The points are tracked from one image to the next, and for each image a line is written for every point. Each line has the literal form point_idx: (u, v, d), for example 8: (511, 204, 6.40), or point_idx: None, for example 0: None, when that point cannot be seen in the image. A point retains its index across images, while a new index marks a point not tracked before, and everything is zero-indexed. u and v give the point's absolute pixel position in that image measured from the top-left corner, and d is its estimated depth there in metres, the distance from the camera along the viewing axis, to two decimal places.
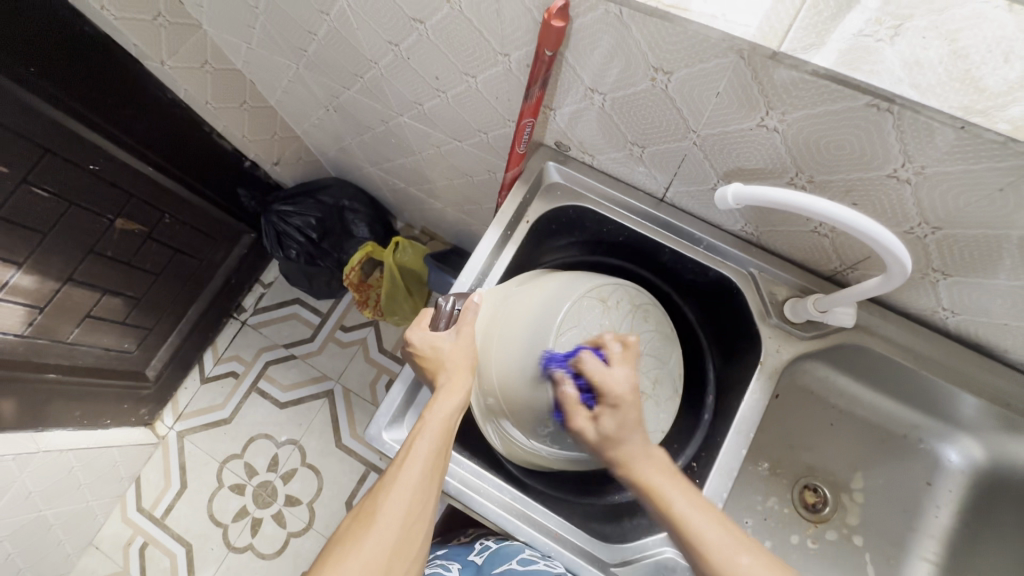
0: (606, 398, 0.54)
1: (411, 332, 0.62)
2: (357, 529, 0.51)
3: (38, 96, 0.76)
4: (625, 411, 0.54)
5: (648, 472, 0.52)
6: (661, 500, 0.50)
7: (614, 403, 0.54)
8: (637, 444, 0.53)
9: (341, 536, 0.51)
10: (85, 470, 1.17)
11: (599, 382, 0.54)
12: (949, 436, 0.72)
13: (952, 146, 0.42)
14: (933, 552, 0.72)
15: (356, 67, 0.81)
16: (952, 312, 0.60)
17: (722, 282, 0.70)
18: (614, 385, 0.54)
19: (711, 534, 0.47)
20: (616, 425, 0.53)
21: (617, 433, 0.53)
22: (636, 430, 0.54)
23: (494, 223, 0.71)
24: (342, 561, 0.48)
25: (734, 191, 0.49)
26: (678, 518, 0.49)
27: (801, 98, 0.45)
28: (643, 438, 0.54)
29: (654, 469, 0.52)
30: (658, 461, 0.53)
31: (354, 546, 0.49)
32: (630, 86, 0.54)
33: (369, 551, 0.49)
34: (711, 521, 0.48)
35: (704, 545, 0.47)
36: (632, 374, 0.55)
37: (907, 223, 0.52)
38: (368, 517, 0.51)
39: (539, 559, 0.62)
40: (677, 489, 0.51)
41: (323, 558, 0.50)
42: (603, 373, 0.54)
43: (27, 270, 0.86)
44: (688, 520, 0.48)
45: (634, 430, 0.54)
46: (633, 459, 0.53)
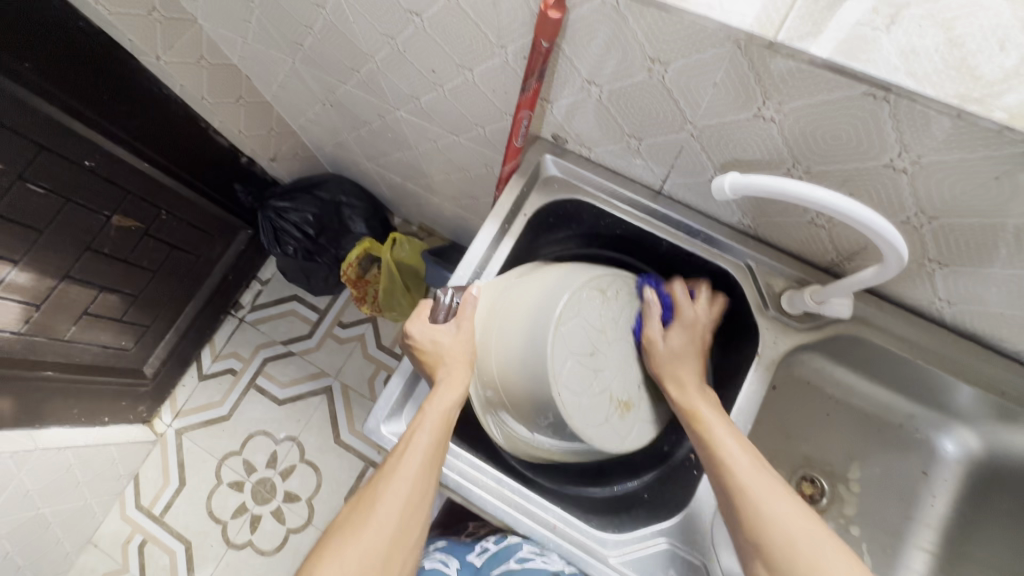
0: (683, 322, 0.65)
1: (412, 324, 0.63)
2: (357, 518, 0.52)
3: (32, 91, 0.76)
4: (693, 337, 0.65)
5: (696, 393, 0.61)
6: (701, 415, 0.59)
7: (687, 327, 0.65)
8: (694, 367, 0.64)
9: (342, 524, 0.52)
10: (84, 467, 1.17)
11: (682, 307, 0.66)
12: (945, 426, 0.73)
13: (948, 134, 0.42)
14: (929, 541, 0.73)
15: (352, 61, 0.80)
16: (948, 302, 0.61)
17: (720, 274, 0.70)
18: (695, 315, 0.66)
19: (739, 452, 0.56)
20: (683, 343, 0.64)
21: (681, 351, 0.64)
22: (695, 356, 0.65)
23: (492, 217, 0.71)
24: (342, 550, 0.50)
25: (731, 180, 0.49)
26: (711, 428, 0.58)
27: (798, 88, 0.45)
28: (699, 366, 0.64)
29: (702, 397, 0.61)
30: (707, 389, 0.63)
31: (354, 535, 0.51)
32: (627, 77, 0.54)
33: (368, 540, 0.50)
34: (739, 440, 0.57)
35: (729, 451, 0.56)
36: (711, 318, 0.68)
37: (904, 213, 0.52)
38: (368, 506, 0.52)
39: (536, 556, 0.65)
40: (716, 410, 0.60)
41: (324, 544, 0.51)
42: (688, 304, 0.66)
43: (24, 267, 0.86)
44: (725, 439, 0.57)
45: (693, 358, 0.64)
46: (686, 377, 0.63)
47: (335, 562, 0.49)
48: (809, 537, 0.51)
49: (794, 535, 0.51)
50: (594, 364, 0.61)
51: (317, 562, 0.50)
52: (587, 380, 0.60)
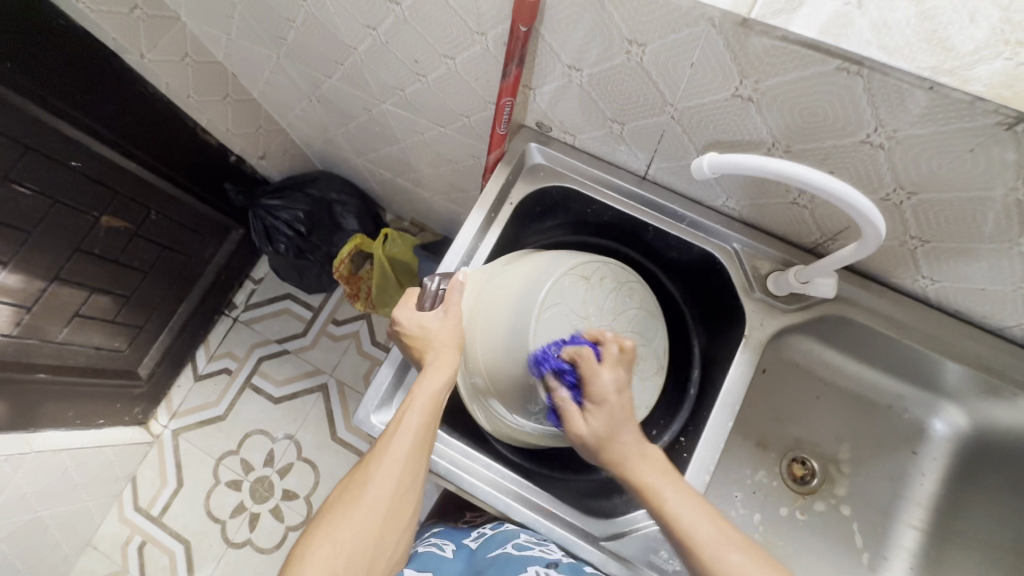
0: (591, 396, 0.56)
1: (399, 311, 0.62)
2: (349, 498, 0.52)
3: (15, 92, 0.75)
4: (612, 409, 0.56)
5: (644, 471, 0.54)
6: (654, 495, 0.53)
7: (599, 401, 0.56)
8: (631, 443, 0.56)
9: (332, 504, 0.52)
10: (80, 470, 1.16)
11: (589, 382, 0.56)
12: (933, 404, 0.73)
13: (923, 108, 0.42)
14: (919, 519, 0.74)
15: (336, 55, 0.80)
16: (931, 280, 0.61)
17: (705, 258, 0.70)
18: (600, 385, 0.56)
19: (701, 533, 0.50)
20: (603, 421, 0.56)
21: (608, 431, 0.56)
22: (625, 426, 0.56)
23: (477, 206, 0.71)
24: (334, 530, 0.50)
25: (710, 160, 0.48)
26: (670, 514, 0.51)
27: (773, 65, 0.45)
28: (636, 433, 0.56)
29: (649, 467, 0.55)
30: (654, 461, 0.55)
31: (346, 514, 0.51)
32: (608, 61, 0.53)
33: (360, 520, 0.51)
34: (704, 519, 0.51)
35: (693, 541, 0.50)
36: (624, 375, 0.57)
37: (883, 189, 0.52)
38: (359, 487, 0.52)
39: (534, 544, 0.64)
40: (671, 487, 0.53)
41: (315, 525, 0.51)
42: (593, 373, 0.56)
43: (13, 269, 0.86)
44: (679, 515, 0.51)
45: (625, 426, 0.56)
46: (628, 455, 0.55)
47: (326, 542, 0.49)
48: None
49: None
50: None
51: (309, 541, 0.50)
52: None
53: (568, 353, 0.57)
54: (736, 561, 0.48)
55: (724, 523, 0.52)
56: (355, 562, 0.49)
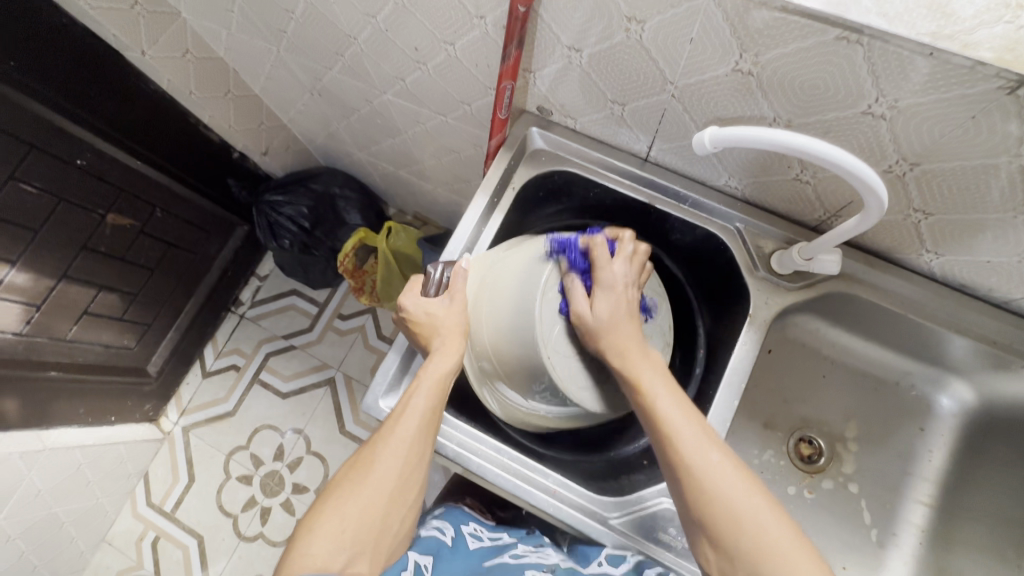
0: (602, 285, 0.59)
1: (404, 298, 0.63)
2: (355, 476, 0.53)
3: (21, 91, 0.76)
4: (621, 299, 0.59)
5: (640, 365, 0.57)
6: (646, 387, 0.55)
7: (609, 288, 0.59)
8: (633, 340, 0.58)
9: (339, 481, 0.53)
10: (93, 466, 1.18)
11: (602, 269, 0.59)
12: (941, 381, 0.73)
13: (926, 76, 0.42)
14: (927, 495, 0.74)
15: (336, 45, 0.80)
16: (936, 254, 0.61)
17: (709, 238, 0.70)
18: (612, 276, 0.59)
19: (685, 428, 0.53)
20: (610, 309, 0.58)
21: (611, 320, 0.58)
22: (627, 318, 0.59)
23: (480, 191, 0.71)
24: (341, 506, 0.51)
25: (711, 134, 0.48)
26: (660, 413, 0.54)
27: (773, 38, 0.45)
28: (635, 329, 0.59)
29: (645, 361, 0.57)
30: (649, 357, 0.58)
31: (353, 492, 0.52)
32: (608, 40, 0.53)
33: (366, 497, 0.51)
34: (687, 415, 0.54)
35: (675, 430, 0.53)
36: (635, 273, 0.61)
37: (886, 161, 0.52)
38: (366, 465, 0.53)
39: (531, 553, 0.68)
40: (663, 384, 0.56)
41: (322, 499, 0.52)
42: (605, 263, 0.60)
43: (22, 267, 0.86)
44: (667, 409, 0.54)
45: (625, 321, 0.59)
46: (626, 344, 0.57)
47: (334, 517, 0.50)
48: (753, 506, 0.49)
49: (736, 507, 0.49)
50: None
51: (316, 516, 0.51)
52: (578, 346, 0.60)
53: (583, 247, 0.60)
54: (715, 462, 0.51)
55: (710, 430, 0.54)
56: (362, 538, 0.50)
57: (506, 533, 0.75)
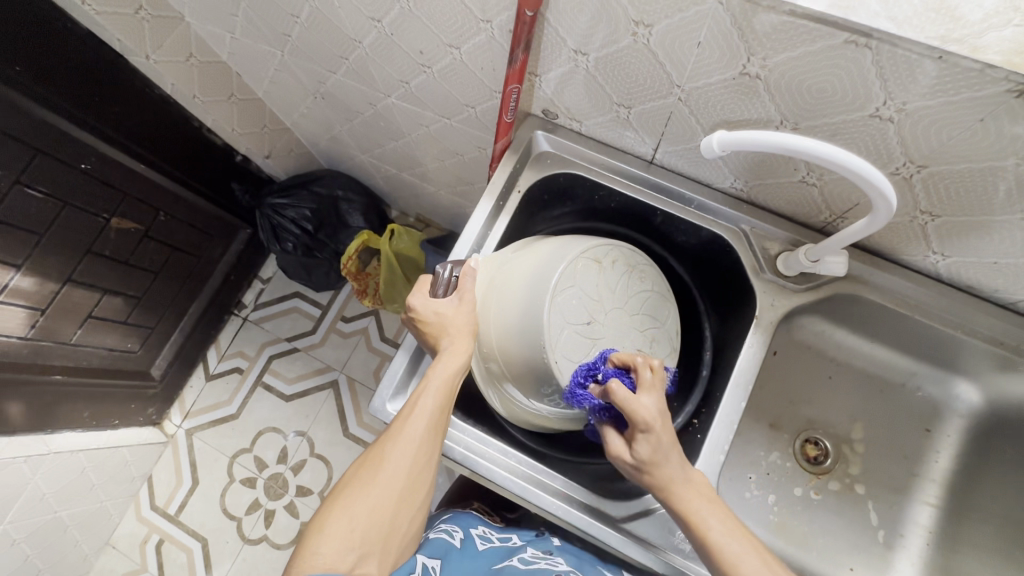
0: (637, 428, 0.54)
1: (412, 298, 0.62)
2: (364, 475, 0.53)
3: (26, 96, 0.76)
4: (658, 437, 0.53)
5: (689, 499, 0.53)
6: (699, 523, 0.52)
7: (645, 430, 0.53)
8: (680, 476, 0.54)
9: (349, 481, 0.53)
10: (97, 470, 1.18)
11: (630, 412, 0.53)
12: (946, 382, 0.73)
13: (933, 79, 0.43)
14: (934, 496, 0.74)
15: (340, 49, 0.81)
16: (942, 255, 0.61)
17: (714, 240, 0.70)
18: (643, 413, 0.53)
19: (748, 565, 0.49)
20: (650, 450, 0.53)
21: (653, 460, 0.53)
22: (671, 453, 0.54)
23: (486, 194, 0.71)
24: (350, 505, 0.51)
25: (719, 138, 0.48)
26: (715, 547, 0.50)
27: (781, 42, 0.45)
28: (680, 462, 0.54)
29: (694, 494, 0.53)
30: (697, 485, 0.54)
31: (362, 492, 0.52)
32: (614, 44, 0.54)
33: (376, 496, 0.51)
34: (745, 546, 0.51)
35: (738, 571, 0.49)
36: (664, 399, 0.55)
37: (893, 163, 0.52)
38: (375, 465, 0.53)
39: (541, 560, 0.68)
40: (715, 515, 0.52)
41: (331, 499, 0.52)
42: (632, 402, 0.53)
43: (27, 272, 0.87)
44: (723, 545, 0.50)
45: (669, 454, 0.54)
46: (673, 480, 0.54)
47: (343, 516, 0.50)
48: None
49: None
50: (591, 334, 0.60)
51: (326, 515, 0.51)
52: (587, 349, 0.59)
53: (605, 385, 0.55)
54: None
55: (771, 558, 0.51)
56: (371, 537, 0.50)
57: (515, 536, 0.76)
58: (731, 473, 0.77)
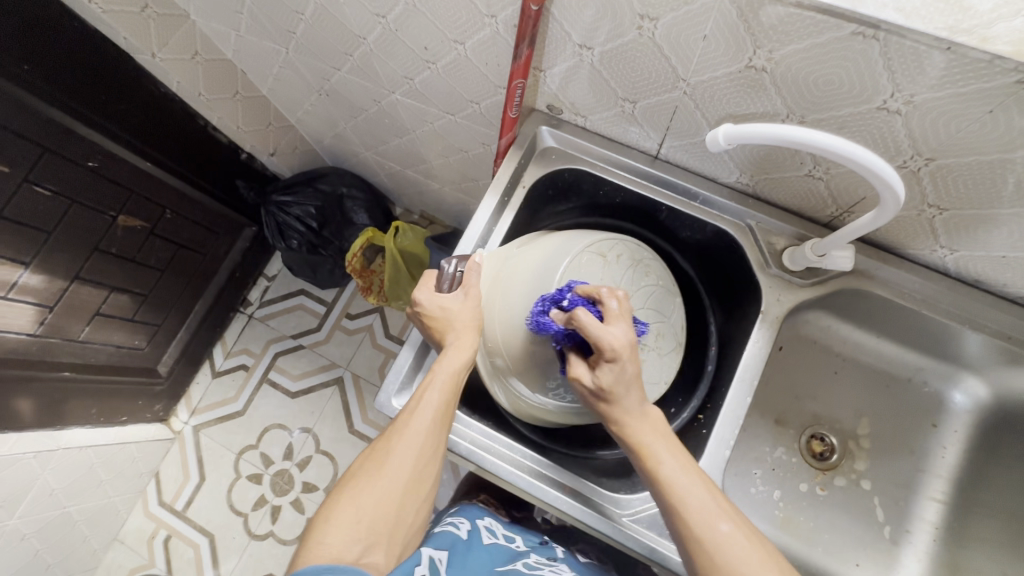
0: (603, 355, 0.52)
1: (418, 293, 0.63)
2: (371, 468, 0.53)
3: (34, 95, 0.77)
4: (623, 367, 0.52)
5: (642, 431, 0.53)
6: (650, 456, 0.52)
7: (612, 358, 0.52)
8: (636, 408, 0.54)
9: (355, 473, 0.53)
10: (105, 465, 1.19)
11: (596, 340, 0.51)
12: (953, 377, 0.73)
13: (942, 71, 0.42)
14: (941, 492, 0.74)
15: (345, 45, 0.81)
16: (950, 249, 0.61)
17: (720, 235, 0.70)
18: (609, 341, 0.51)
19: (693, 497, 0.50)
20: (613, 378, 0.52)
21: (613, 389, 0.53)
22: (633, 385, 0.53)
23: (491, 190, 0.71)
24: (357, 497, 0.51)
25: (725, 131, 0.48)
26: (664, 479, 0.51)
27: (788, 34, 0.45)
28: (640, 395, 0.54)
29: (648, 428, 0.53)
30: (653, 421, 0.54)
31: (369, 484, 0.52)
32: (619, 38, 0.53)
33: (382, 489, 0.52)
34: (694, 480, 0.51)
35: (683, 503, 0.50)
36: (630, 330, 0.54)
37: (900, 156, 0.52)
38: (381, 457, 0.53)
39: (545, 565, 0.68)
40: (667, 451, 0.53)
41: (338, 491, 0.52)
42: (599, 331, 0.52)
43: (35, 269, 0.87)
44: (672, 476, 0.51)
45: (631, 386, 0.53)
46: (629, 411, 0.54)
47: (351, 507, 0.50)
48: None
49: None
50: None
51: (332, 507, 0.51)
52: None
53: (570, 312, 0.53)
54: (727, 535, 0.48)
55: (718, 494, 0.51)
56: (377, 529, 0.50)
57: (519, 539, 0.76)
58: (737, 468, 0.77)
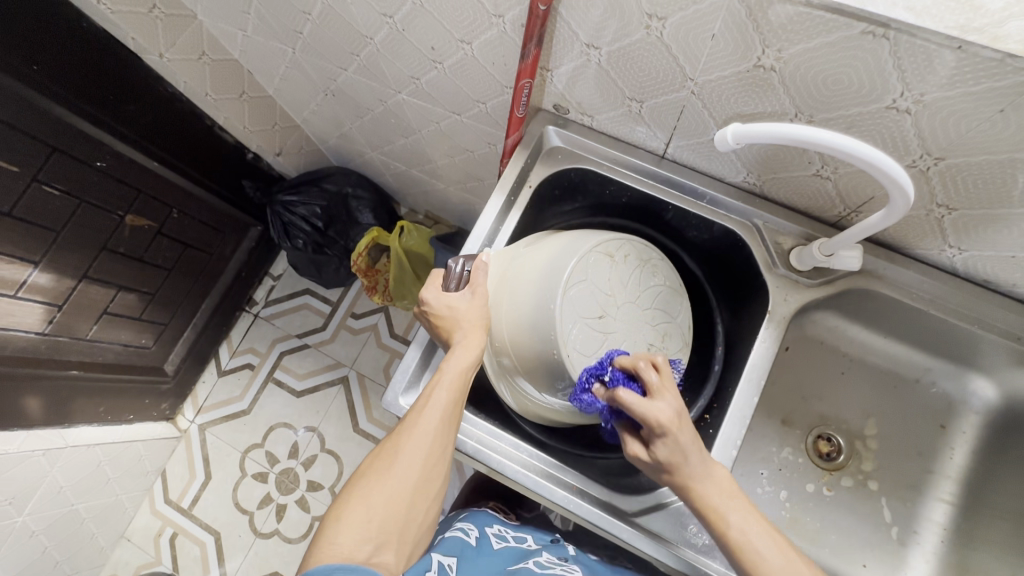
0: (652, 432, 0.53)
1: (425, 292, 0.63)
2: (380, 467, 0.53)
3: (43, 95, 0.77)
4: (677, 441, 0.52)
5: (710, 496, 0.53)
6: (721, 523, 0.52)
7: (659, 434, 0.52)
8: (701, 477, 0.53)
9: (364, 472, 0.54)
10: (113, 464, 1.20)
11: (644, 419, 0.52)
12: (962, 378, 0.73)
13: (952, 70, 0.42)
14: (949, 492, 0.73)
15: (352, 45, 0.81)
16: (959, 249, 0.60)
17: (727, 235, 0.70)
18: (657, 420, 0.52)
19: (770, 560, 0.50)
20: (666, 454, 0.53)
21: (672, 464, 0.53)
22: (692, 455, 0.53)
23: (498, 189, 0.71)
24: (366, 496, 0.51)
25: (734, 130, 0.47)
26: (736, 543, 0.51)
27: (797, 33, 0.45)
28: (701, 462, 0.53)
29: (715, 492, 0.53)
30: (719, 483, 0.53)
31: (378, 483, 0.52)
32: (626, 38, 0.53)
33: (391, 488, 0.52)
34: (768, 544, 0.51)
35: (762, 567, 0.50)
36: (677, 400, 0.53)
37: (909, 155, 0.52)
38: (390, 457, 0.53)
39: (556, 565, 0.69)
40: (737, 511, 0.52)
41: (348, 491, 0.53)
42: (645, 410, 0.52)
43: (44, 268, 0.88)
44: (745, 540, 0.51)
45: (690, 457, 0.53)
46: (693, 481, 0.53)
47: (361, 506, 0.51)
48: None
49: None
50: (603, 328, 0.60)
51: (342, 506, 0.51)
52: (598, 343, 0.60)
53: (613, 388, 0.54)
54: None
55: (792, 552, 0.51)
56: (387, 528, 0.51)
57: (530, 538, 0.77)
58: (744, 468, 0.77)
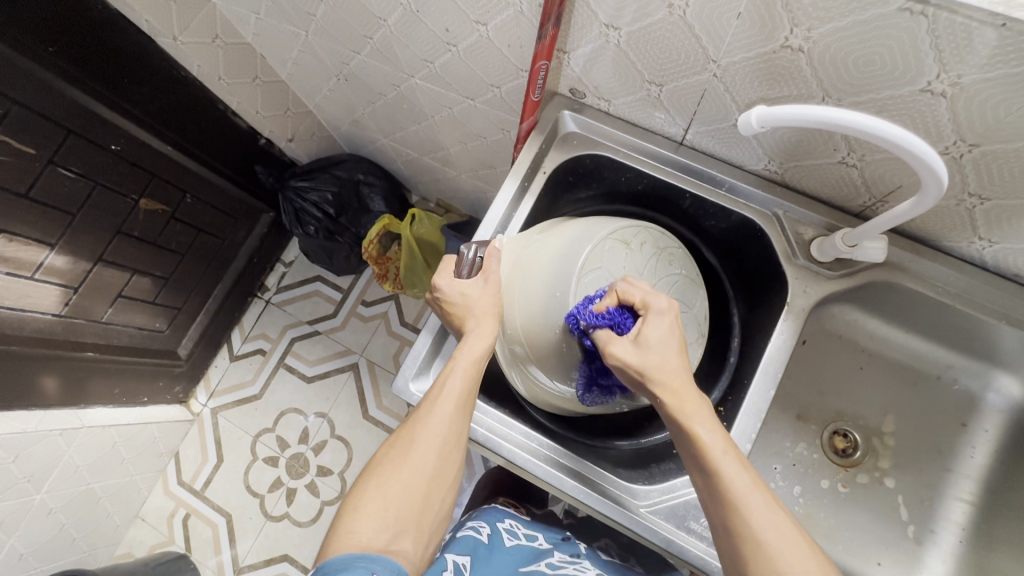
0: (650, 311, 0.54)
1: (438, 278, 0.62)
2: (396, 454, 0.53)
3: (56, 75, 0.76)
4: (672, 328, 0.53)
5: (693, 411, 0.50)
6: (704, 443, 0.49)
7: (660, 313, 0.53)
8: (692, 387, 0.51)
9: (380, 461, 0.53)
10: (128, 444, 1.22)
11: (645, 300, 0.54)
12: (986, 375, 0.71)
13: (993, 50, 0.40)
14: (969, 492, 0.72)
15: (365, 28, 0.80)
16: (989, 241, 0.58)
17: (745, 224, 0.68)
18: (660, 304, 0.54)
19: (749, 491, 0.47)
20: (662, 336, 0.52)
21: (661, 359, 0.51)
22: (680, 356, 0.52)
23: (511, 174, 0.70)
24: (383, 485, 0.51)
25: (759, 113, 0.45)
26: (714, 460, 0.48)
27: (829, 10, 0.43)
28: (689, 371, 0.52)
29: (697, 406, 0.51)
30: (703, 403, 0.52)
31: (394, 471, 0.52)
32: (647, 17, 0.52)
33: (408, 477, 0.52)
34: (748, 477, 0.48)
35: (738, 493, 0.47)
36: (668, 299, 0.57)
37: (943, 142, 0.50)
38: (406, 444, 0.53)
39: (568, 564, 0.68)
40: (720, 434, 0.50)
41: (364, 479, 0.52)
42: (648, 295, 0.54)
43: (60, 250, 0.89)
44: (722, 463, 0.48)
45: (678, 358, 0.52)
46: (679, 389, 0.51)
47: (377, 495, 0.51)
48: None
49: None
50: None
51: (359, 495, 0.51)
52: None
53: (611, 285, 0.56)
54: (787, 536, 0.46)
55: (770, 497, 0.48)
56: (405, 517, 0.50)
57: (541, 536, 0.76)
58: (757, 462, 0.76)
